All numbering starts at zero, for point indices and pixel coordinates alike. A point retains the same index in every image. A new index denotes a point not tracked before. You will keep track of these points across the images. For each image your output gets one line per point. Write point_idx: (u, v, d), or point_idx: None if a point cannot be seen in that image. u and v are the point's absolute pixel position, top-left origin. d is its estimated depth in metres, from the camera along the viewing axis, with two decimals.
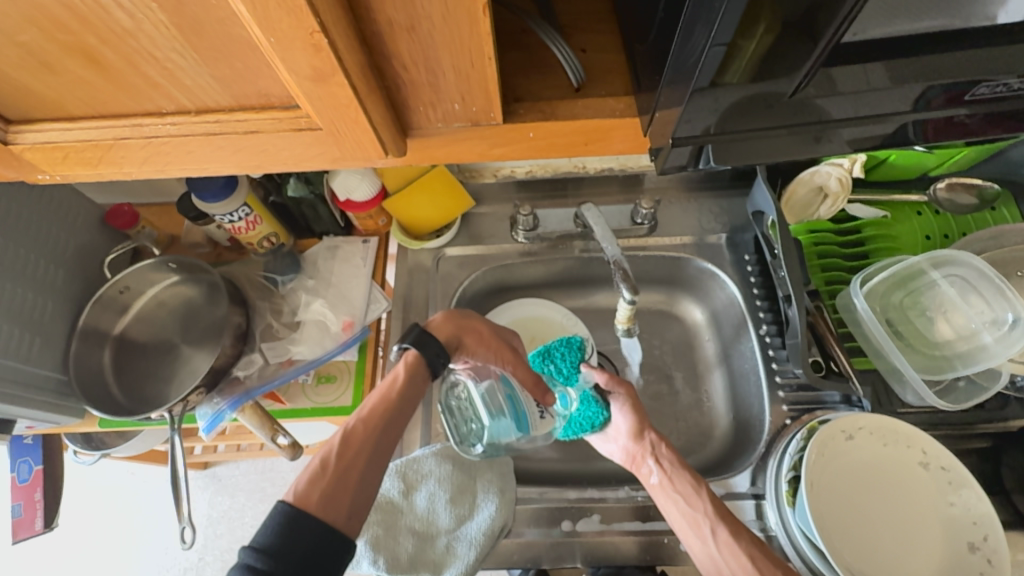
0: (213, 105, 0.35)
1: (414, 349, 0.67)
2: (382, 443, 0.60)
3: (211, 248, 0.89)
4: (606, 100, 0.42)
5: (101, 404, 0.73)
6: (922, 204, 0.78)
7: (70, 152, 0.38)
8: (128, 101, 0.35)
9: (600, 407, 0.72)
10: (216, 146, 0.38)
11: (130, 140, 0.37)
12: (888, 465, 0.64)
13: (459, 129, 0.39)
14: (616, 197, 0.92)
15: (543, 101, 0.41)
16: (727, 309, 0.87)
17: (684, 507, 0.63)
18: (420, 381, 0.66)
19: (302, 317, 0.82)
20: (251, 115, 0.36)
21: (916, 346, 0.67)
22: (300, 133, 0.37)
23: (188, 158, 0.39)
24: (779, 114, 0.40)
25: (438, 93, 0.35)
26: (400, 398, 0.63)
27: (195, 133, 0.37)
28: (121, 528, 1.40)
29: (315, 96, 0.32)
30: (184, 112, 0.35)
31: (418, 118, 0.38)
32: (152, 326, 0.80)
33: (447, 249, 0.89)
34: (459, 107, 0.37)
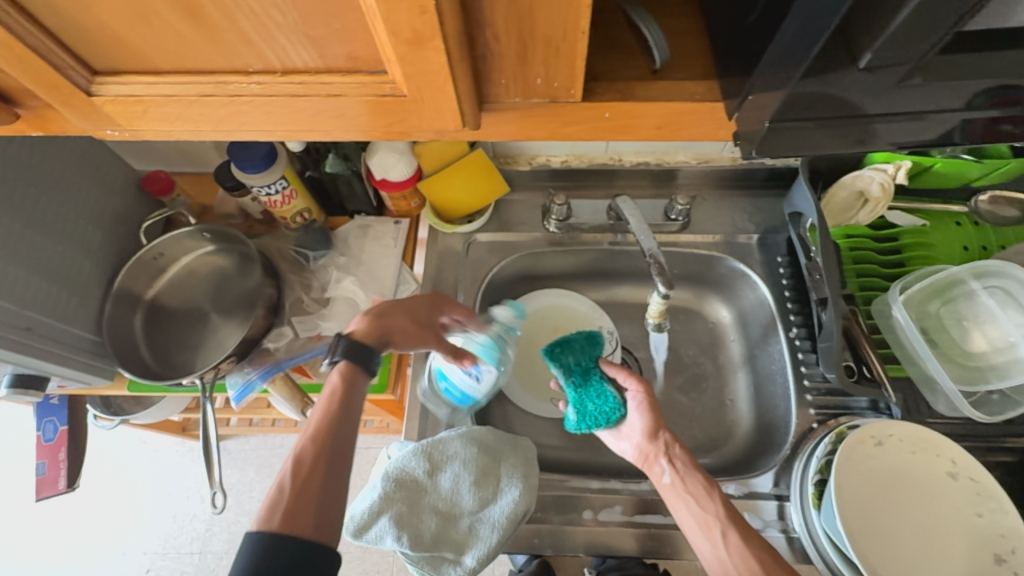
0: (301, 66, 0.35)
1: (344, 359, 0.65)
2: (336, 451, 0.60)
3: (242, 220, 0.89)
4: (684, 83, 0.41)
5: (133, 367, 0.73)
6: (962, 215, 0.77)
7: (150, 107, 0.37)
8: (217, 57, 0.34)
9: (616, 405, 0.71)
10: (296, 109, 0.37)
11: (213, 98, 0.36)
12: (916, 474, 0.64)
13: (536, 106, 0.38)
14: (648, 191, 0.91)
15: (620, 82, 0.40)
16: (756, 310, 0.86)
17: (696, 509, 0.63)
18: (357, 385, 0.65)
19: (332, 294, 0.83)
20: (336, 78, 0.35)
21: (952, 356, 0.66)
22: (383, 100, 0.36)
23: (266, 118, 0.38)
24: (865, 110, 0.39)
25: (524, 63, 0.35)
26: (341, 408, 0.62)
27: (278, 94, 0.36)
28: (132, 493, 1.42)
29: (408, 61, 0.32)
30: (270, 72, 0.35)
31: (497, 91, 0.38)
32: (185, 293, 0.81)
33: (478, 234, 0.89)
34: (541, 81, 0.36)
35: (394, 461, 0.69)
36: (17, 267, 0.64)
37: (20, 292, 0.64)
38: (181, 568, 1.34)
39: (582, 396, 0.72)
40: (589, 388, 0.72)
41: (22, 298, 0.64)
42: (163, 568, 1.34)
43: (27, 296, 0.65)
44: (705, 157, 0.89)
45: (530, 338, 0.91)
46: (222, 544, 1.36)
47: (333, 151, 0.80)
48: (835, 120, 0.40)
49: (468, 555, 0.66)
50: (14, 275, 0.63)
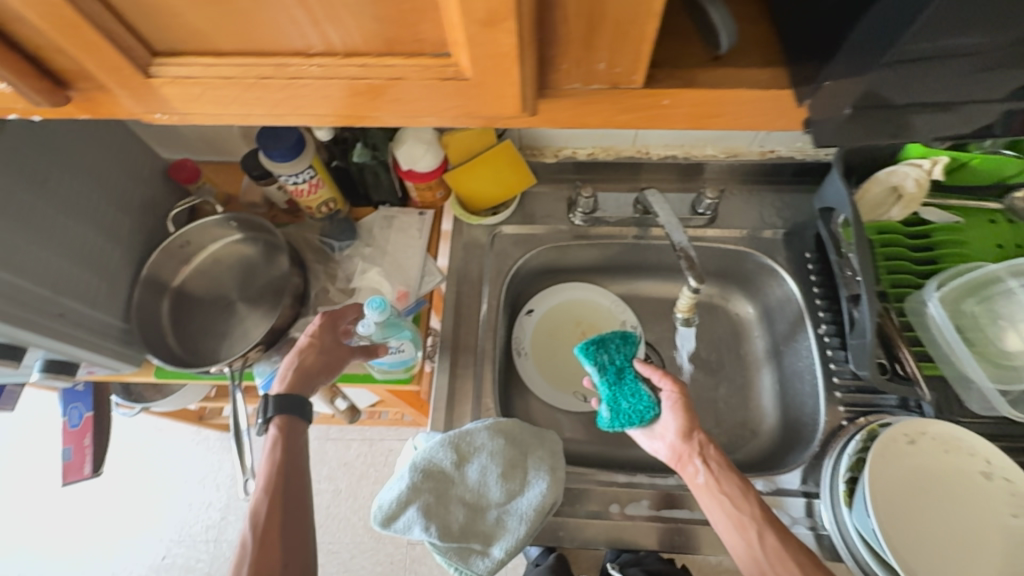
0: (362, 48, 0.32)
1: (278, 416, 0.67)
2: (289, 496, 0.65)
3: (267, 209, 0.89)
4: (747, 70, 0.37)
5: (162, 355, 0.74)
6: (997, 212, 0.76)
7: (207, 89, 0.35)
8: (279, 36, 0.31)
9: (651, 404, 0.71)
10: (352, 95, 0.34)
11: (272, 81, 0.34)
12: (949, 473, 0.63)
13: (596, 92, 0.35)
14: (674, 185, 0.90)
15: (679, 69, 0.36)
16: (783, 306, 0.85)
17: (731, 508, 0.63)
18: (298, 434, 0.68)
19: (357, 284, 0.82)
20: (398, 61, 0.32)
21: (989, 356, 0.65)
22: (444, 84, 0.32)
23: (324, 105, 0.35)
24: (934, 99, 0.37)
25: (588, 46, 0.31)
26: (283, 463, 0.66)
27: (339, 79, 0.33)
28: (149, 481, 1.43)
29: (475, 44, 0.28)
30: (330, 53, 0.32)
31: (555, 77, 0.34)
32: (211, 281, 0.81)
33: (503, 226, 0.88)
34: (603, 67, 0.33)
35: (421, 452, 0.69)
36: (50, 253, 0.64)
37: (54, 278, 0.64)
38: (197, 556, 1.35)
39: (616, 394, 0.72)
40: (624, 386, 0.72)
41: (55, 284, 0.64)
42: (179, 556, 1.35)
43: (60, 282, 0.65)
44: (733, 151, 0.88)
45: (553, 331, 0.91)
46: (237, 532, 1.37)
47: (361, 140, 0.79)
48: (904, 110, 0.38)
49: (496, 546, 0.66)
50: (45, 261, 0.63)
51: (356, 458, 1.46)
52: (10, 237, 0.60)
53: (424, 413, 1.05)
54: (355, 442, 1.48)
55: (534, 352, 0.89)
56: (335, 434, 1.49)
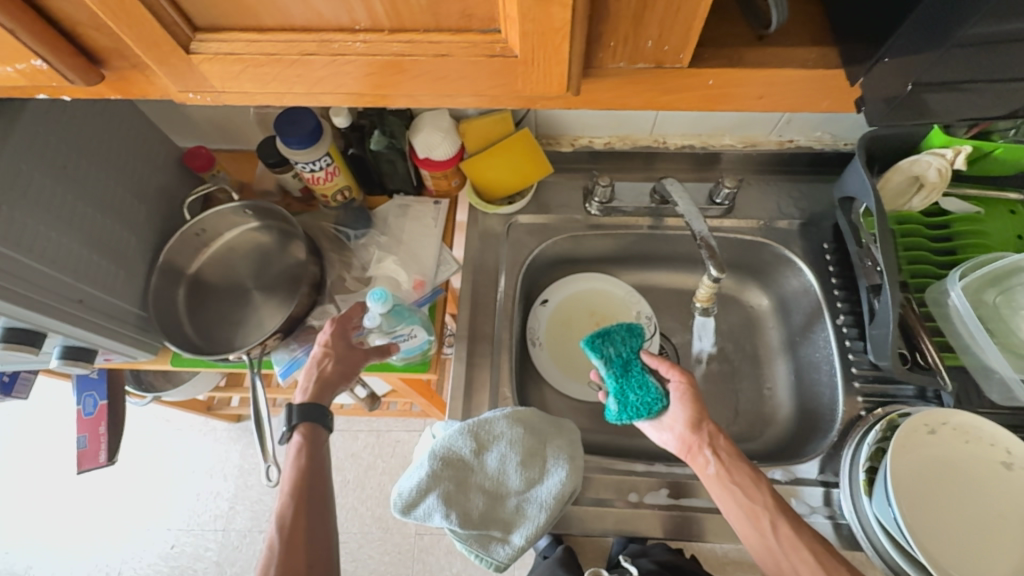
0: (409, 24, 0.31)
1: (303, 424, 0.66)
2: (315, 501, 0.64)
3: (280, 198, 0.89)
4: (795, 50, 0.36)
5: (179, 342, 0.73)
6: (1017, 203, 0.76)
7: (248, 67, 0.34)
8: (325, 11, 0.31)
9: (658, 396, 0.70)
10: (395, 73, 0.34)
11: (315, 58, 0.33)
12: (970, 463, 0.63)
13: (640, 71, 0.34)
14: (689, 174, 0.90)
15: (724, 48, 0.36)
16: (799, 297, 0.85)
17: (743, 498, 0.63)
18: (321, 442, 0.67)
19: (373, 273, 0.82)
20: (445, 37, 0.31)
21: (1010, 347, 0.65)
22: (490, 62, 0.32)
23: (364, 83, 0.35)
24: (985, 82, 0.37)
25: (639, 22, 0.30)
26: (308, 469, 0.64)
27: (383, 56, 0.32)
28: (157, 471, 1.43)
29: (528, 18, 0.28)
30: (376, 30, 0.32)
31: (601, 56, 0.33)
32: (226, 269, 0.81)
33: (518, 216, 0.88)
34: (652, 45, 0.32)
35: (439, 441, 0.69)
36: (69, 238, 0.64)
37: (73, 264, 0.64)
38: (205, 544, 1.36)
39: (624, 386, 0.71)
40: (631, 378, 0.72)
41: (74, 269, 0.64)
42: (187, 545, 1.36)
43: (79, 268, 0.65)
44: (751, 141, 0.87)
45: (567, 321, 0.90)
46: (246, 521, 1.38)
47: (378, 128, 0.78)
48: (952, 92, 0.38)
49: (516, 534, 0.66)
50: (65, 246, 0.63)
51: (364, 449, 1.47)
52: (30, 221, 0.60)
53: (436, 403, 1.05)
54: (362, 433, 1.49)
55: (549, 342, 0.89)
56: (342, 424, 1.49)
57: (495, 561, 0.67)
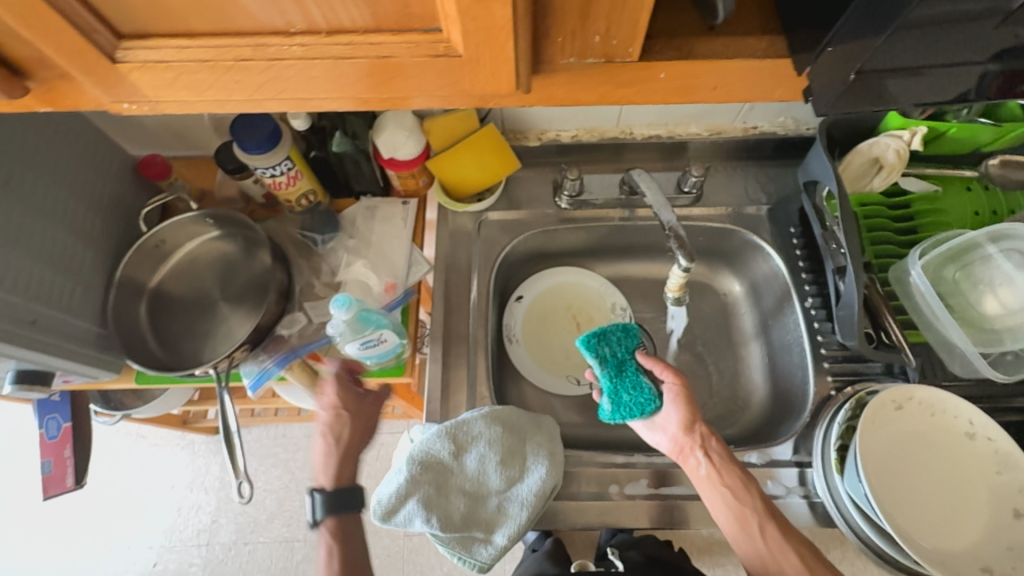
0: (348, 25, 0.30)
1: (329, 521, 0.67)
2: None
3: (244, 204, 0.86)
4: (745, 40, 0.36)
5: (142, 359, 0.71)
6: (973, 180, 0.78)
7: (180, 75, 0.33)
8: (256, 14, 0.30)
9: (652, 397, 0.70)
10: (339, 75, 0.33)
11: (250, 63, 0.32)
12: (935, 434, 0.65)
13: (590, 66, 0.34)
14: (657, 164, 0.90)
15: (677, 38, 0.36)
16: (769, 281, 0.86)
17: (734, 501, 0.64)
18: (351, 524, 0.69)
19: (342, 278, 0.80)
20: (386, 38, 0.30)
21: (968, 320, 0.68)
22: (434, 61, 0.31)
23: (308, 88, 0.34)
24: (940, 64, 0.37)
25: (586, 15, 0.30)
26: (345, 558, 0.66)
27: (322, 58, 0.31)
28: (133, 490, 1.39)
29: (470, 14, 0.27)
30: (314, 32, 0.30)
31: (550, 51, 0.33)
32: (190, 281, 0.78)
33: (489, 213, 0.87)
34: (600, 39, 0.32)
35: (417, 445, 0.68)
36: (17, 257, 0.61)
37: (24, 284, 0.61)
38: (189, 560, 1.33)
39: (617, 385, 0.71)
40: (625, 379, 0.71)
41: (25, 289, 0.61)
42: (170, 562, 1.33)
43: (32, 288, 0.62)
44: (717, 129, 0.88)
45: (544, 316, 0.90)
46: (230, 534, 1.36)
47: (339, 128, 0.77)
48: (898, 76, 0.38)
49: (498, 533, 0.67)
50: (13, 265, 0.60)
51: None
52: None
53: (416, 405, 1.04)
54: None
55: (526, 338, 0.88)
56: None
57: (478, 562, 0.66)
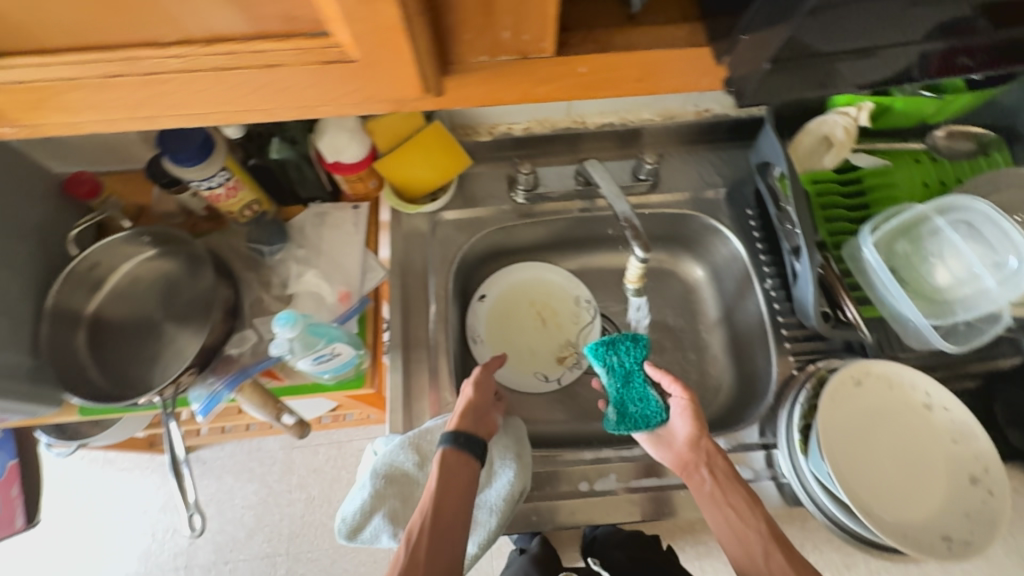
0: (227, 32, 0.32)
1: (444, 449, 0.62)
2: (448, 535, 0.57)
3: (185, 218, 0.81)
4: (665, 28, 0.38)
5: (86, 392, 0.67)
6: (921, 153, 0.78)
7: (49, 92, 0.34)
8: (124, 27, 0.31)
9: (658, 409, 0.71)
10: (226, 84, 0.35)
11: (124, 78, 0.34)
12: (895, 408, 0.66)
13: (505, 63, 0.36)
14: (613, 152, 0.89)
15: (597, 28, 0.38)
16: (729, 264, 0.86)
17: (737, 522, 0.61)
18: (462, 470, 0.61)
19: (293, 290, 0.77)
20: (268, 46, 0.32)
21: (920, 293, 0.68)
22: (329, 66, 0.33)
23: (195, 98, 0.36)
24: (853, 44, 0.41)
25: (489, 14, 0.32)
26: (445, 492, 0.59)
27: (201, 68, 0.33)
28: (101, 523, 1.34)
29: (355, 16, 0.29)
30: (190, 42, 0.32)
31: (461, 50, 0.35)
32: (131, 304, 0.74)
33: (444, 212, 0.85)
34: (509, 34, 0.34)
35: (381, 457, 0.67)
36: None
37: None
38: None
39: (624, 397, 0.73)
40: (631, 390, 0.73)
41: None
42: None
43: None
44: (670, 114, 0.87)
45: (508, 314, 0.89)
46: (209, 555, 1.33)
47: (278, 135, 0.74)
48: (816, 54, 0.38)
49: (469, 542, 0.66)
50: None
51: (326, 463, 1.42)
52: None
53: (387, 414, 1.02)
54: (323, 446, 1.43)
55: (490, 338, 0.87)
56: (301, 440, 1.43)
57: None
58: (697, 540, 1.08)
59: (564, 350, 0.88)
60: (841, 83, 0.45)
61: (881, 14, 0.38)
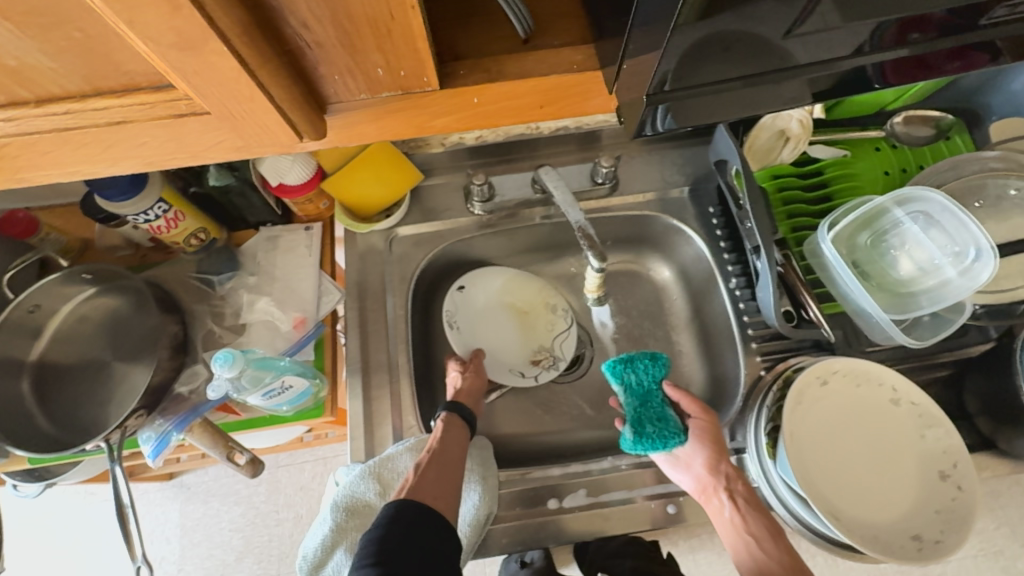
0: (61, 93, 0.36)
1: (446, 409, 0.68)
2: (450, 468, 0.62)
3: (132, 251, 0.79)
4: (562, 51, 0.45)
5: (34, 443, 0.64)
6: (881, 140, 0.77)
7: None
8: None
9: (677, 431, 0.68)
10: (73, 143, 0.39)
11: None
12: (863, 407, 0.65)
13: (389, 98, 0.42)
14: (573, 155, 0.86)
15: (487, 58, 0.44)
16: (694, 264, 0.85)
17: (759, 550, 0.60)
18: (460, 431, 0.67)
19: (247, 319, 0.75)
20: (107, 101, 0.37)
21: (884, 286, 0.67)
22: (182, 117, 0.38)
23: (46, 160, 0.40)
24: (757, 50, 0.41)
25: (355, 59, 0.38)
26: (448, 440, 0.65)
27: (41, 129, 0.38)
28: (75, 561, 1.29)
29: (190, 68, 0.33)
30: (20, 104, 0.36)
31: (339, 91, 0.41)
32: (76, 346, 0.72)
33: (399, 228, 0.82)
34: (384, 71, 0.39)
35: (341, 489, 0.65)
36: None
37: None
38: None
39: (642, 416, 0.70)
40: (650, 409, 0.71)
41: None
42: None
43: None
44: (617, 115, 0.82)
45: (485, 309, 0.86)
46: None
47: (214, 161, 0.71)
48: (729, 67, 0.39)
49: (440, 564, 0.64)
50: None
51: (313, 480, 1.39)
52: None
53: None
54: (308, 464, 1.41)
55: (466, 326, 0.84)
56: (285, 459, 1.40)
57: None
58: (690, 536, 1.08)
59: (538, 354, 0.85)
60: (776, 62, 0.43)
61: (774, 22, 0.38)
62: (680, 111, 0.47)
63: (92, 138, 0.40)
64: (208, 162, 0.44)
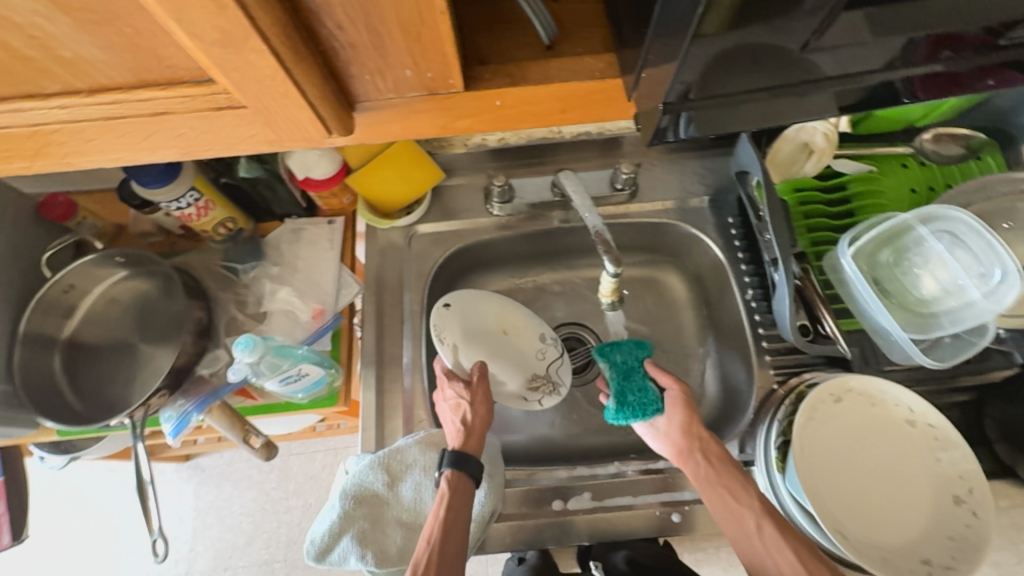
0: (109, 84, 0.38)
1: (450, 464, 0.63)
2: (453, 563, 0.57)
3: (163, 237, 0.82)
4: (584, 58, 0.46)
5: (61, 416, 0.67)
6: (908, 156, 0.76)
7: None
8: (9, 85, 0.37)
9: (655, 398, 0.70)
10: (118, 132, 0.41)
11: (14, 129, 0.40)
12: (877, 424, 0.64)
13: (414, 98, 0.43)
14: (594, 161, 0.87)
15: (510, 64, 0.45)
16: (711, 273, 0.85)
17: (732, 501, 0.60)
18: (466, 498, 0.62)
19: (268, 307, 0.78)
20: (152, 92, 0.39)
21: (905, 305, 0.66)
22: (219, 110, 0.40)
23: (91, 147, 0.42)
24: (780, 63, 0.41)
25: (385, 60, 0.39)
26: (451, 516, 0.60)
27: (87, 116, 0.40)
28: (93, 535, 1.34)
29: (229, 64, 0.35)
30: (72, 93, 0.38)
31: (368, 90, 0.42)
32: (106, 326, 0.74)
33: (419, 225, 0.84)
34: (411, 73, 0.41)
35: (351, 477, 0.67)
36: None
37: None
38: None
39: (625, 389, 0.70)
40: (633, 382, 0.71)
41: None
42: None
43: None
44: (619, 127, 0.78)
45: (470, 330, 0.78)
46: (209, 561, 1.34)
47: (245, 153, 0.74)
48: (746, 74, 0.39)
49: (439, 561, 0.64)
50: None
51: (323, 470, 1.42)
52: None
53: None
54: (319, 454, 1.43)
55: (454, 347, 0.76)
56: (297, 448, 1.43)
57: None
58: (695, 548, 1.07)
59: (536, 382, 0.79)
60: (797, 76, 0.43)
61: (799, 37, 0.39)
62: (704, 117, 0.47)
63: (135, 127, 0.42)
64: (241, 154, 0.46)
